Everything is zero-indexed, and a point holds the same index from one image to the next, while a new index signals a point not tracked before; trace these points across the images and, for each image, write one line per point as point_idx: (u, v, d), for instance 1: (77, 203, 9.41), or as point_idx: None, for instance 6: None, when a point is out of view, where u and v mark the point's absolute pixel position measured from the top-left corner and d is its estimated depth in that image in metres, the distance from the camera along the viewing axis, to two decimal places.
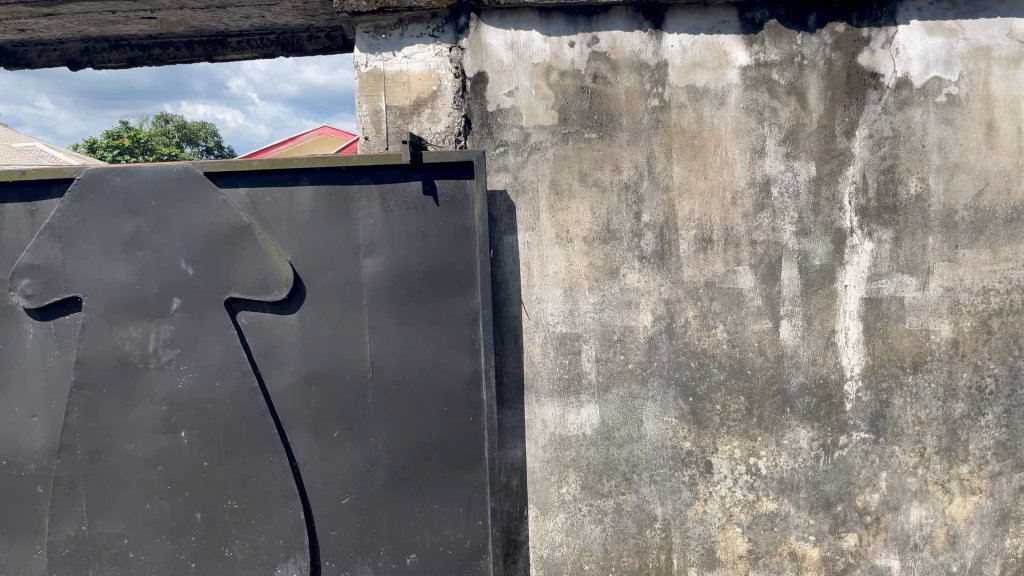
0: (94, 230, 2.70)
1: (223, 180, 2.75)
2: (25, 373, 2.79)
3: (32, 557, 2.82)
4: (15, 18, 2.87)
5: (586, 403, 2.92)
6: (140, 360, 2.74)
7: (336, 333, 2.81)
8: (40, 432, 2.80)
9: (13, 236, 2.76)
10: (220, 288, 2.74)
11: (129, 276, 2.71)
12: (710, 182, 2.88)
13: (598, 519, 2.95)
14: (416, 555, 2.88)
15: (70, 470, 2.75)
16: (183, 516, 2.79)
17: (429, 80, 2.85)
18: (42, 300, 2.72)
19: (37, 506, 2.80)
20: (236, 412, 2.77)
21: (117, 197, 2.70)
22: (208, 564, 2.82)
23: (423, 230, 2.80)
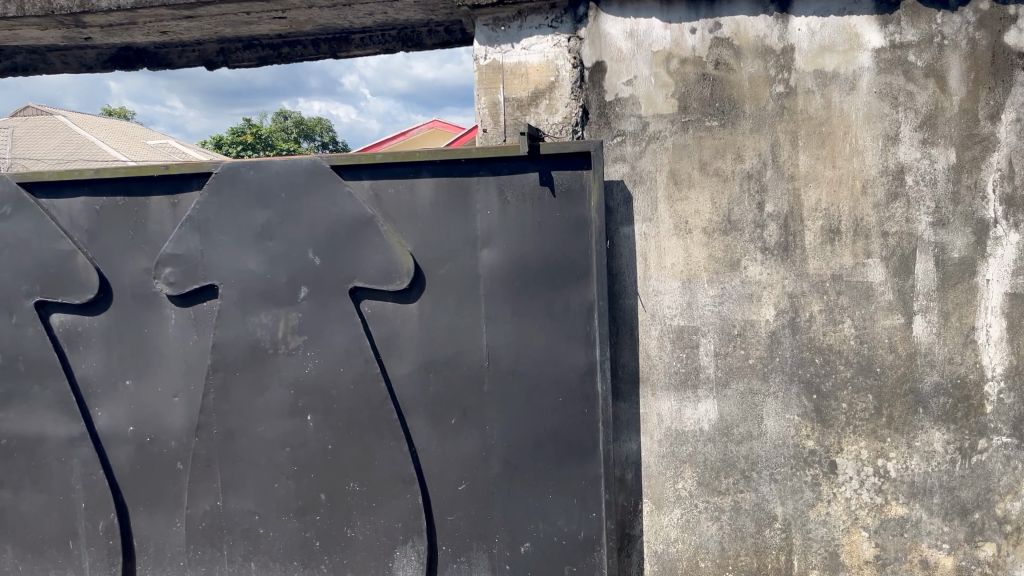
0: (229, 221, 2.84)
1: (348, 173, 2.84)
2: (166, 355, 2.95)
3: (171, 529, 2.98)
4: (159, 21, 3.04)
5: (703, 398, 2.86)
6: (270, 345, 2.87)
7: (455, 323, 2.85)
8: (179, 411, 2.96)
9: (156, 227, 2.92)
10: (345, 278, 2.83)
11: (260, 265, 2.84)
12: (838, 171, 2.76)
13: (715, 516, 2.88)
14: (531, 544, 2.90)
15: (206, 448, 2.91)
16: (309, 497, 2.91)
17: (547, 71, 2.85)
18: (183, 287, 2.88)
19: (176, 481, 2.97)
20: (359, 398, 2.86)
21: (250, 190, 2.83)
22: (332, 543, 2.93)
23: (540, 221, 2.81)
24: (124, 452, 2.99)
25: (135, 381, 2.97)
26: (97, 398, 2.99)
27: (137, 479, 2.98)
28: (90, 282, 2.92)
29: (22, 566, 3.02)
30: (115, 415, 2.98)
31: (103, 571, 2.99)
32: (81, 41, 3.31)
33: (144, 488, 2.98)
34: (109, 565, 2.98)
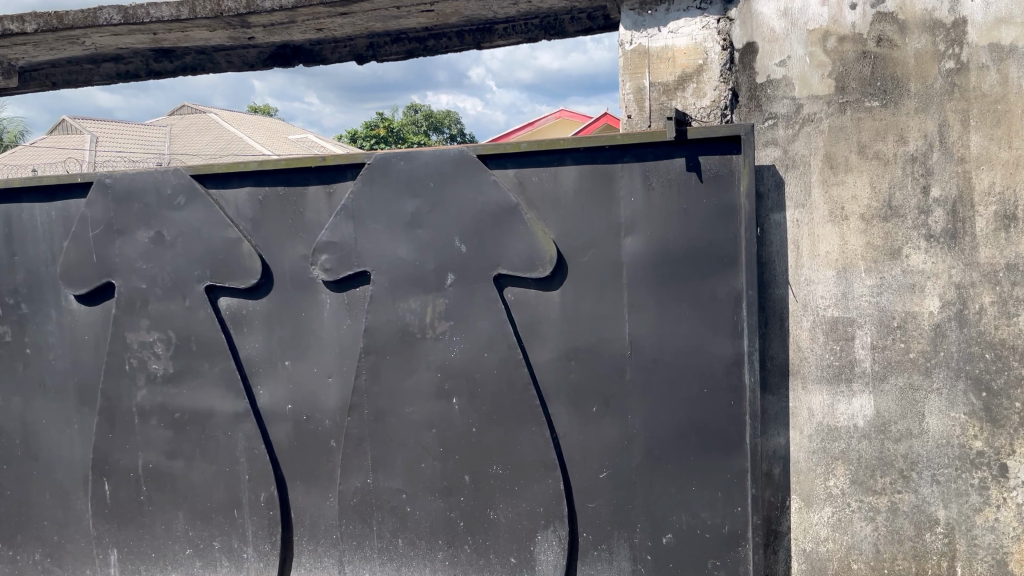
0: (381, 210, 2.95)
1: (494, 162, 2.88)
2: (322, 338, 3.10)
3: (325, 503, 3.14)
4: (316, 19, 3.19)
5: (859, 393, 2.73)
6: (418, 330, 2.97)
7: (598, 311, 2.84)
8: (334, 391, 3.10)
9: (313, 215, 3.07)
10: (490, 265, 2.88)
11: (410, 253, 2.94)
12: (1015, 152, 2.56)
13: (869, 517, 2.75)
14: (673, 535, 2.86)
15: (358, 427, 3.04)
16: (454, 478, 2.99)
17: (695, 54, 2.79)
18: (338, 273, 3.02)
19: (331, 458, 3.12)
20: (503, 383, 2.91)
21: (401, 180, 2.93)
22: (475, 524, 2.99)
23: (686, 207, 2.75)
24: (284, 428, 3.16)
25: (294, 362, 3.14)
26: (259, 377, 3.18)
27: (295, 455, 3.15)
28: (253, 268, 3.10)
29: (193, 532, 3.25)
30: (275, 393, 3.16)
31: (263, 539, 3.18)
32: (244, 41, 3.51)
33: (301, 463, 3.15)
34: (269, 534, 3.17)
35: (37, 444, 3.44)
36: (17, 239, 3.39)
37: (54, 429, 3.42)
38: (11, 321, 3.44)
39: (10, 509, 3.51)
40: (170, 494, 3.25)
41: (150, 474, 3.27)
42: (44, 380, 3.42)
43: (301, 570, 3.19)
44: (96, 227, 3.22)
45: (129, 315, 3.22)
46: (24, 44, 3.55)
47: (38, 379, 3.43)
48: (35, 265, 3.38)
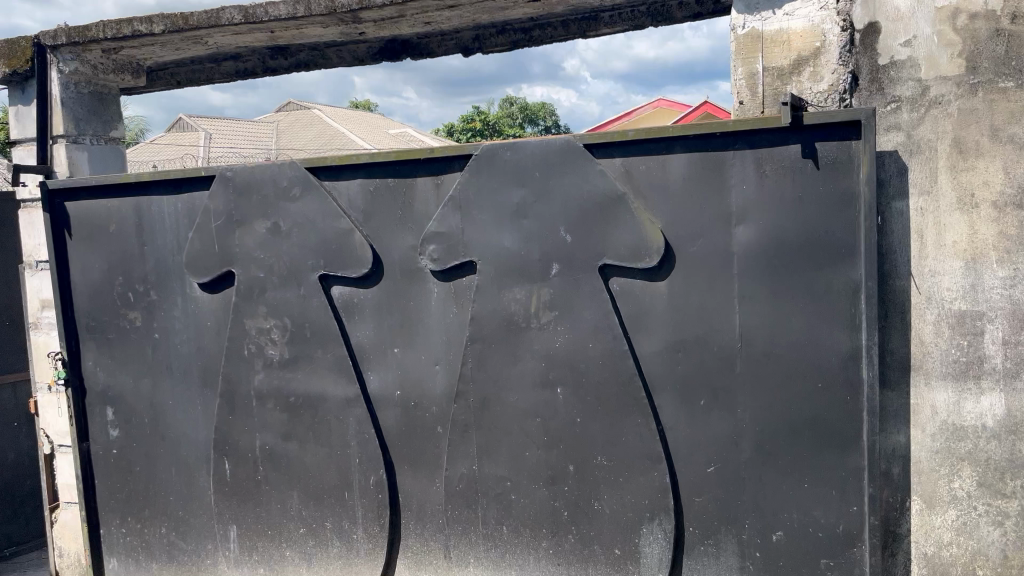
0: (487, 200, 2.98)
1: (601, 151, 2.86)
2: (429, 326, 3.16)
3: (431, 488, 3.20)
4: (424, 12, 3.24)
5: (987, 391, 2.59)
6: (524, 320, 2.98)
7: (706, 301, 2.79)
8: (440, 378, 3.16)
9: (422, 206, 3.13)
10: (596, 255, 2.86)
11: (516, 243, 2.96)
12: None
13: (998, 522, 2.61)
14: (783, 533, 2.78)
15: (464, 414, 3.08)
16: (558, 467, 3.00)
17: (813, 36, 2.68)
18: (445, 263, 3.07)
19: (437, 444, 3.18)
20: (608, 373, 2.89)
21: (507, 170, 2.95)
22: (580, 514, 2.99)
23: (800, 195, 2.67)
24: (392, 414, 3.24)
25: (402, 349, 3.21)
26: (369, 363, 3.26)
27: (403, 440, 3.23)
28: (364, 257, 3.18)
29: (306, 512, 3.38)
30: (384, 379, 3.24)
31: (373, 521, 3.27)
32: (355, 36, 3.61)
33: (409, 448, 3.22)
34: (378, 517, 3.26)
35: (164, 423, 3.65)
36: (147, 230, 3.60)
37: (179, 410, 3.61)
38: (141, 307, 3.65)
39: (139, 484, 3.73)
40: (285, 474, 3.39)
41: (267, 455, 3.41)
42: (170, 363, 3.61)
43: (408, 552, 3.26)
44: (218, 218, 3.39)
45: (248, 302, 3.37)
46: (152, 45, 3.76)
47: (165, 363, 3.63)
48: (163, 254, 3.58)
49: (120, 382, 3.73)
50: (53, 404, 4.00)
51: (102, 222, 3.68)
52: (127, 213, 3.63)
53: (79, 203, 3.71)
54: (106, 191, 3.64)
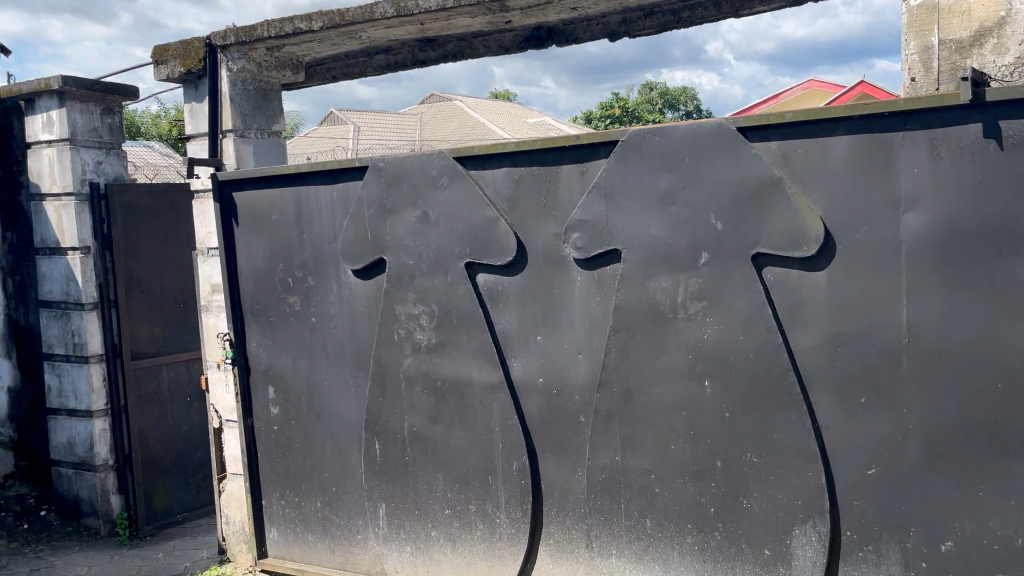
0: (634, 187, 2.93)
1: (755, 135, 2.74)
2: (572, 315, 3.14)
3: (573, 477, 3.19)
4: None
5: None
6: (670, 310, 2.91)
7: (869, 293, 2.62)
8: (583, 367, 3.13)
9: (567, 194, 3.11)
10: (748, 244, 2.75)
11: (662, 231, 2.89)
12: None
13: None
14: (953, 544, 2.57)
15: (608, 404, 3.05)
16: (705, 462, 2.91)
17: (996, 6, 2.55)
18: (590, 251, 3.04)
19: (580, 433, 3.16)
20: (759, 367, 2.78)
21: (655, 156, 2.89)
22: (727, 512, 2.89)
23: (980, 179, 2.44)
24: (535, 401, 3.25)
25: (545, 338, 3.21)
26: (512, 351, 3.28)
27: (546, 428, 3.23)
28: (509, 246, 3.21)
29: (451, 494, 3.46)
30: (527, 367, 3.25)
31: (516, 507, 3.31)
32: (502, 25, 3.65)
33: (551, 436, 3.23)
34: (521, 502, 3.29)
35: (320, 403, 3.83)
36: (305, 218, 3.78)
37: (333, 391, 3.79)
38: (299, 292, 3.84)
39: (297, 460, 3.95)
40: (431, 456, 3.48)
41: (414, 437, 3.52)
42: (325, 346, 3.79)
43: (550, 540, 3.27)
44: (371, 207, 3.52)
45: (398, 289, 3.49)
46: (311, 41, 3.94)
47: (321, 345, 3.81)
48: (319, 241, 3.75)
49: (280, 362, 3.95)
50: (222, 381, 4.29)
51: (265, 211, 3.90)
52: (287, 203, 3.83)
53: (245, 193, 3.95)
54: (269, 182, 3.86)
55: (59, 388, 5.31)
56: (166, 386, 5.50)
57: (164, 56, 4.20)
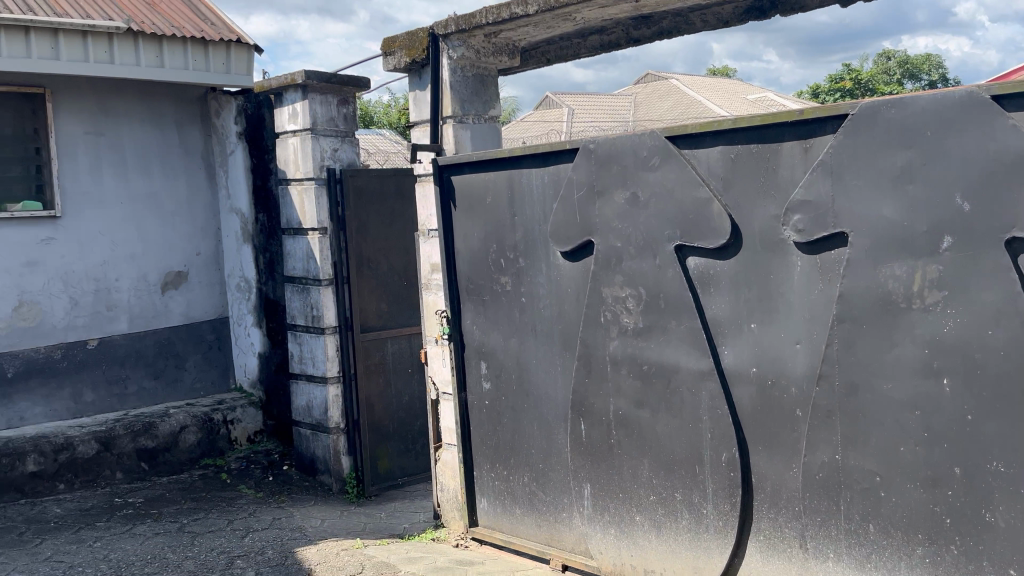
0: (866, 165, 2.70)
1: (1014, 103, 2.43)
2: (791, 301, 2.95)
3: (788, 473, 3.02)
4: None
5: None
6: (904, 300, 2.65)
7: None
8: (802, 358, 2.94)
9: (788, 173, 2.92)
10: (1002, 226, 2.44)
11: (898, 212, 2.63)
12: None
13: None
14: None
15: (828, 399, 2.85)
16: (941, 469, 2.63)
17: None
18: (813, 233, 2.84)
19: (796, 428, 2.98)
20: (1011, 366, 2.46)
21: (891, 130, 2.64)
22: (966, 525, 2.60)
23: None
24: (748, 391, 3.10)
25: (760, 325, 3.05)
26: (724, 338, 3.15)
27: (758, 419, 3.08)
28: (723, 228, 3.08)
29: (657, 480, 3.40)
30: (740, 355, 3.11)
31: (724, 499, 3.18)
32: None
33: (764, 428, 3.07)
34: (729, 495, 3.16)
35: (529, 381, 3.92)
36: (518, 200, 3.86)
37: (542, 370, 3.85)
38: (511, 272, 3.94)
39: (506, 435, 4.07)
40: (637, 441, 3.44)
41: (620, 421, 3.49)
42: (534, 325, 3.87)
43: (760, 536, 3.13)
44: (582, 189, 3.54)
45: (607, 271, 3.47)
46: (527, 26, 4.01)
47: (530, 325, 3.89)
48: (531, 223, 3.82)
49: (492, 340, 4.09)
50: (439, 355, 4.52)
51: (480, 193, 4.04)
52: (501, 185, 3.93)
53: (462, 176, 4.12)
54: (484, 165, 4.00)
55: (300, 355, 5.86)
56: (390, 357, 5.91)
57: (392, 47, 4.47)
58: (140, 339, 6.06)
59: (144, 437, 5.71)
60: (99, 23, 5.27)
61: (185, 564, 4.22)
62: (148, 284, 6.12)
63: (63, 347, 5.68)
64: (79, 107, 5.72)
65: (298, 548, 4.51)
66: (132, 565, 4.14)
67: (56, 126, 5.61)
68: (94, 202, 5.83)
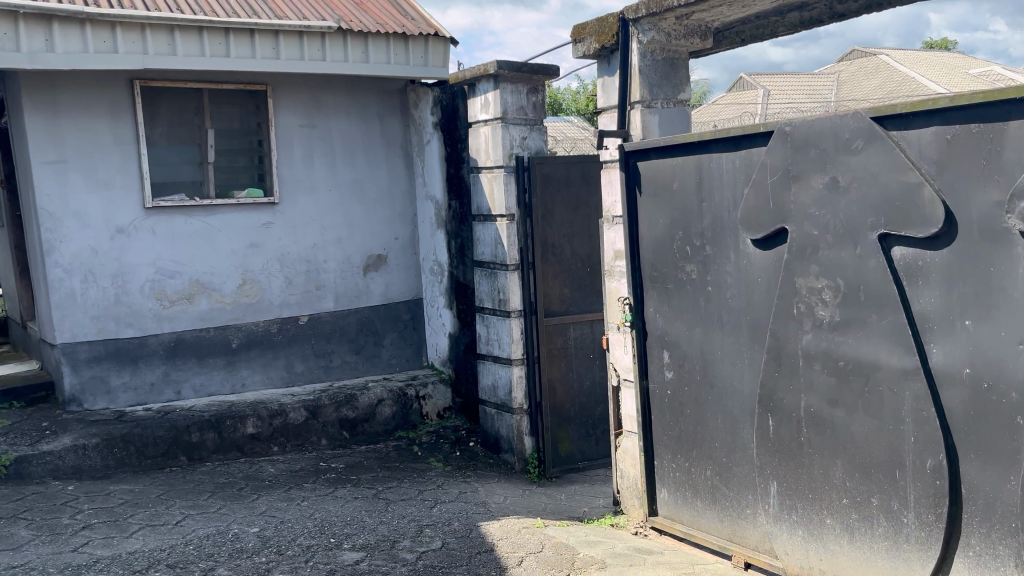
0: None
1: None
2: (1014, 297, 2.67)
3: (1005, 486, 2.73)
4: None
5: None
6: None
7: None
8: None
9: (1015, 155, 2.63)
10: None
11: None
12: None
13: None
14: None
15: None
16: None
17: None
18: None
19: (1016, 437, 2.69)
20: None
21: None
22: None
23: None
24: (959, 394, 2.84)
25: (975, 323, 2.77)
26: (933, 335, 2.90)
27: (971, 425, 2.81)
28: (935, 215, 2.82)
29: (851, 483, 3.21)
30: (950, 354, 2.85)
31: (928, 509, 2.94)
32: None
33: (978, 435, 2.79)
34: (934, 505, 2.92)
35: (714, 373, 3.82)
36: (706, 186, 3.77)
37: (728, 361, 3.74)
38: (697, 260, 3.86)
39: (689, 426, 4.00)
40: (830, 440, 3.26)
41: (812, 418, 3.33)
42: (720, 316, 3.76)
43: (969, 552, 2.86)
44: (775, 174, 3.39)
45: (802, 261, 3.31)
46: (721, 6, 3.88)
47: (716, 315, 3.79)
48: (720, 209, 3.72)
49: (676, 329, 4.03)
50: (620, 342, 4.51)
51: (668, 180, 3.98)
52: (689, 171, 3.85)
53: (650, 162, 4.08)
54: (673, 150, 3.93)
55: (487, 336, 6.07)
56: (572, 343, 5.98)
57: (582, 34, 4.49)
58: (344, 317, 6.55)
59: (346, 408, 6.17)
60: (313, 24, 5.70)
61: (380, 528, 4.51)
62: (352, 265, 6.58)
63: (278, 322, 6.26)
64: (295, 102, 6.23)
65: (482, 522, 4.70)
66: (334, 525, 4.49)
67: (276, 120, 6.15)
68: (307, 190, 6.33)
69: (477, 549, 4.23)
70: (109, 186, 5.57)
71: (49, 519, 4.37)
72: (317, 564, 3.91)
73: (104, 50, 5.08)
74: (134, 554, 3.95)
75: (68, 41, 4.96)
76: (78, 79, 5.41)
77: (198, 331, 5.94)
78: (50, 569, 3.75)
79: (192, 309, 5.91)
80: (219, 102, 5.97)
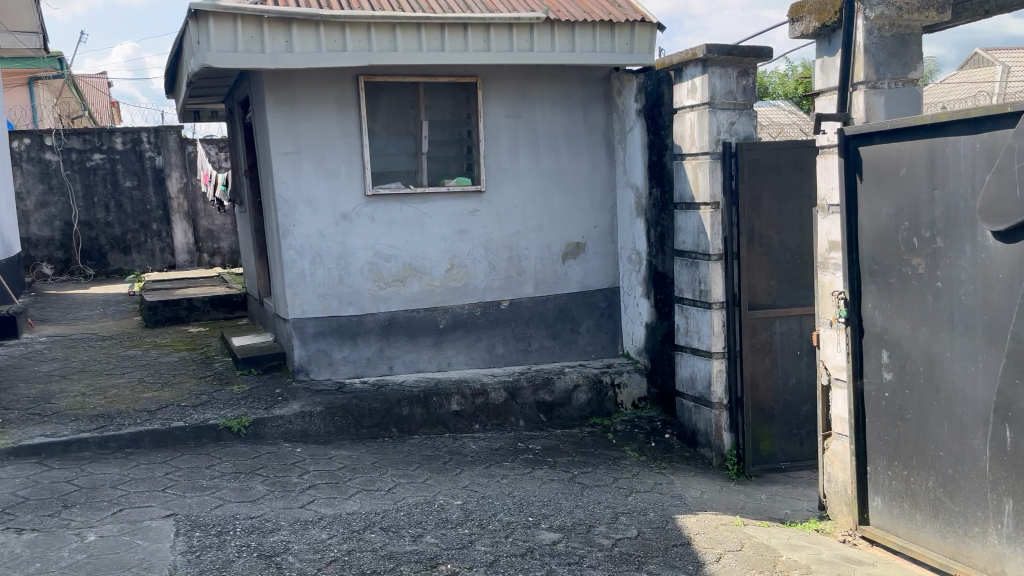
0: None
1: None
2: None
3: None
4: None
5: None
6: None
7: None
8: None
9: None
10: None
11: None
12: None
13: None
14: None
15: None
16: None
17: None
18: None
19: None
20: None
21: None
22: None
23: None
24: None
25: None
26: None
27: None
28: None
29: None
30: None
31: None
32: None
33: None
34: None
35: (942, 376, 3.51)
36: (940, 173, 3.46)
37: (958, 364, 3.42)
38: (927, 253, 3.56)
39: (911, 432, 3.71)
40: None
41: None
42: (952, 315, 3.44)
43: None
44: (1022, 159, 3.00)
45: None
46: None
47: (947, 314, 3.47)
48: (955, 198, 3.40)
49: (899, 327, 3.74)
50: (833, 339, 4.26)
51: (895, 166, 3.70)
52: (920, 156, 3.56)
53: (875, 148, 3.81)
54: (902, 134, 3.64)
55: (686, 327, 5.96)
56: (778, 337, 5.75)
57: (799, 13, 4.27)
58: (543, 302, 6.69)
59: (543, 391, 6.30)
60: (523, 16, 5.82)
61: (576, 511, 4.58)
62: (553, 253, 6.69)
63: (482, 305, 6.51)
64: (503, 93, 6.42)
65: (679, 515, 4.64)
66: (532, 505, 4.62)
67: (484, 111, 6.36)
68: (512, 178, 6.51)
69: (674, 541, 4.18)
70: (335, 175, 6.03)
71: (280, 477, 4.84)
72: (517, 541, 4.04)
73: (335, 49, 5.49)
74: (352, 515, 4.28)
75: (304, 41, 5.42)
76: (311, 77, 5.89)
77: (411, 311, 6.32)
78: (282, 521, 4.15)
79: (404, 291, 6.29)
80: (433, 95, 6.27)
